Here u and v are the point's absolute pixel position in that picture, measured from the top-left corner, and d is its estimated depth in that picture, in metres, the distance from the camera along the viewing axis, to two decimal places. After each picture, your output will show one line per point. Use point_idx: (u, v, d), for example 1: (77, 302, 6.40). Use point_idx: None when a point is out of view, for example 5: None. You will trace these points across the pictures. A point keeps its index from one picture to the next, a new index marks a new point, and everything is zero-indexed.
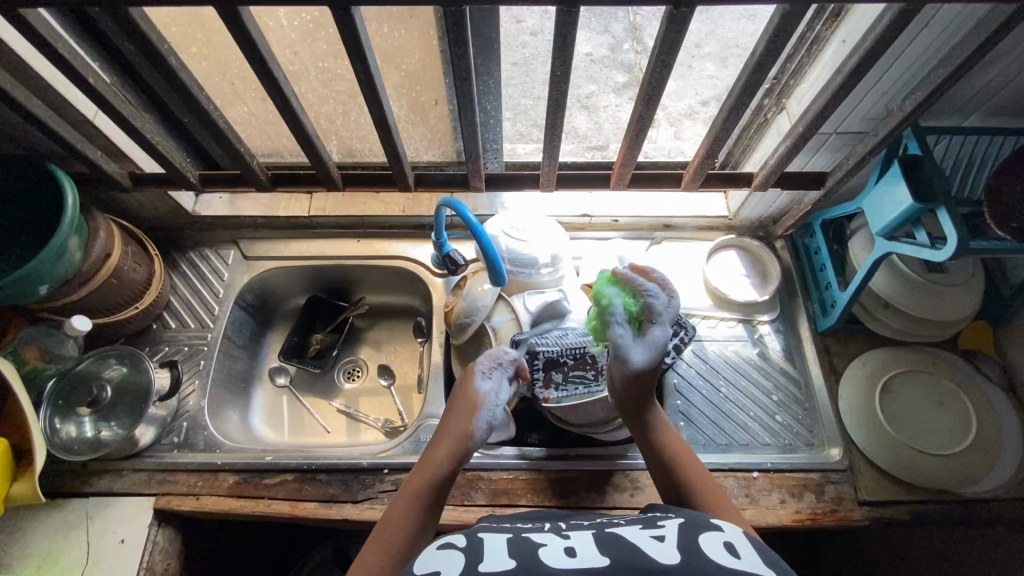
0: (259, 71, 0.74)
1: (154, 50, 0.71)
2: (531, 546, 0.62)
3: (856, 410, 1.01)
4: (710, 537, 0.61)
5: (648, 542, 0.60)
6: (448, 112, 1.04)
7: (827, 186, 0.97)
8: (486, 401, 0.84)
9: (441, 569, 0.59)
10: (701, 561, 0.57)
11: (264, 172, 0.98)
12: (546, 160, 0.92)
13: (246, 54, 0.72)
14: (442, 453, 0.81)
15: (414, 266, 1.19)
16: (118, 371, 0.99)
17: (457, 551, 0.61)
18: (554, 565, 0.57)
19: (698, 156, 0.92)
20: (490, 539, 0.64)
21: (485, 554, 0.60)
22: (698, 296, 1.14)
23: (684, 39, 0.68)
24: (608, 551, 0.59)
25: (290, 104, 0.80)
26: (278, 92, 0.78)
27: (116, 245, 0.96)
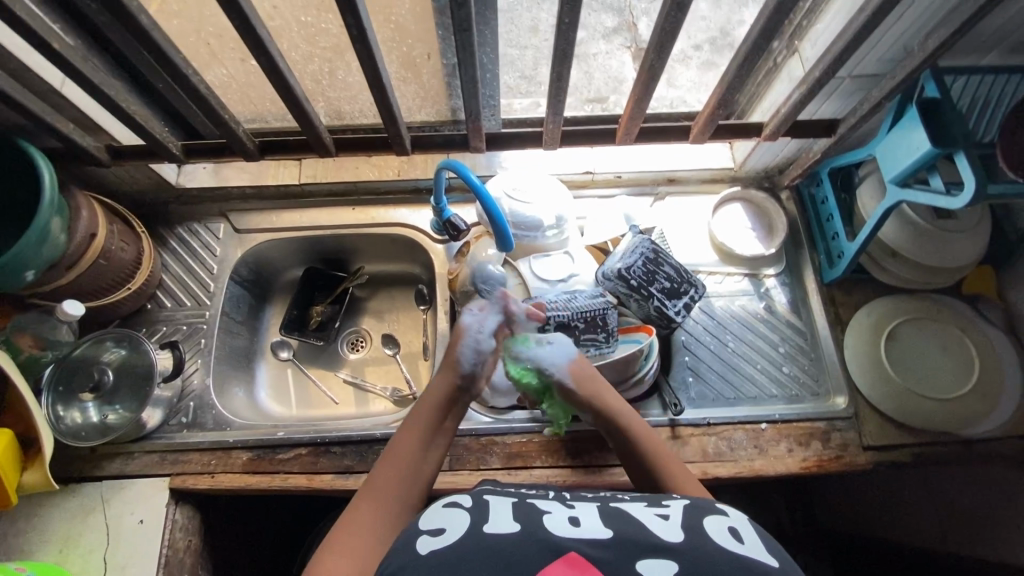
0: (241, 27, 0.69)
1: (123, 8, 0.65)
2: (537, 512, 0.63)
3: (861, 357, 1.02)
4: (714, 521, 0.61)
5: (654, 520, 0.61)
6: (442, 67, 0.98)
7: (838, 134, 0.94)
8: (467, 332, 0.86)
9: (446, 527, 0.61)
10: (703, 543, 0.57)
11: (251, 139, 0.92)
12: (550, 116, 0.88)
13: (225, 8, 0.66)
14: (439, 392, 0.81)
15: (413, 232, 1.15)
16: (117, 354, 0.97)
17: (462, 511, 0.64)
18: (557, 533, 0.59)
19: (709, 106, 0.87)
20: (497, 504, 0.66)
21: (491, 517, 0.62)
22: (703, 251, 1.13)
23: None
24: (611, 524, 0.60)
25: (275, 64, 0.75)
26: (262, 50, 0.72)
27: (100, 224, 0.92)
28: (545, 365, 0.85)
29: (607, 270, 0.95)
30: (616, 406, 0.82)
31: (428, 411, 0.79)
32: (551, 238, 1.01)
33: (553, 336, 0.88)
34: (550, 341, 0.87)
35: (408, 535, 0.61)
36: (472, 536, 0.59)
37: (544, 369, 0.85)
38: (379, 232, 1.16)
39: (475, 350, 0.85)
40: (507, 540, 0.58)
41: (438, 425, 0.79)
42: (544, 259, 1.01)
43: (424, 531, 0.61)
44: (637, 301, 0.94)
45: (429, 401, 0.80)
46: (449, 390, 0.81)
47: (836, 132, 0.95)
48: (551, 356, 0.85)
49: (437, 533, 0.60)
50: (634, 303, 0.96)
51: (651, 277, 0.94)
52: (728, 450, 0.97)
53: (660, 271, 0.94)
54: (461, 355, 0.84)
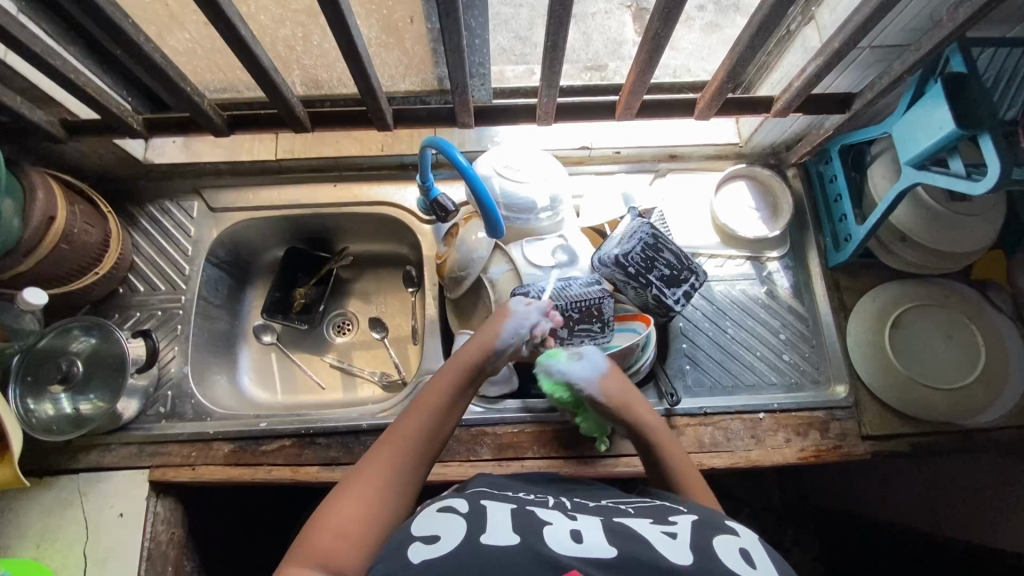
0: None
1: None
2: (536, 521, 0.61)
3: (864, 346, 0.99)
4: (725, 541, 0.60)
5: (660, 539, 0.60)
6: (426, 33, 0.90)
7: (853, 109, 0.88)
8: (513, 313, 0.80)
9: (441, 534, 0.58)
10: (714, 566, 0.56)
11: (217, 113, 0.85)
12: (544, 90, 0.81)
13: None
14: (457, 374, 0.75)
15: (399, 212, 1.09)
16: (87, 343, 0.93)
17: (459, 517, 0.61)
18: (557, 547, 0.57)
19: (716, 79, 0.80)
20: (493, 510, 0.63)
21: (488, 526, 0.59)
22: (704, 233, 1.08)
23: None
24: (616, 541, 0.59)
25: (236, 31, 0.68)
26: (220, 16, 0.65)
27: (60, 205, 0.85)
28: (575, 381, 0.81)
29: (604, 256, 0.90)
30: (647, 420, 0.80)
31: (450, 379, 0.74)
32: (545, 221, 0.94)
33: (582, 352, 0.83)
34: (582, 356, 0.82)
35: (398, 540, 0.59)
36: (468, 546, 0.56)
37: (574, 385, 0.81)
38: (363, 211, 1.10)
39: (515, 336, 0.78)
40: (504, 552, 0.55)
41: (458, 396, 0.74)
42: (538, 244, 0.94)
43: (418, 537, 0.58)
44: (636, 289, 0.89)
45: (450, 369, 0.75)
46: (474, 362, 0.76)
47: (851, 108, 0.89)
48: (581, 373, 0.81)
49: (431, 541, 0.57)
50: (632, 291, 0.91)
51: (651, 264, 0.89)
52: (725, 440, 0.94)
53: (660, 258, 0.89)
54: (502, 332, 0.78)
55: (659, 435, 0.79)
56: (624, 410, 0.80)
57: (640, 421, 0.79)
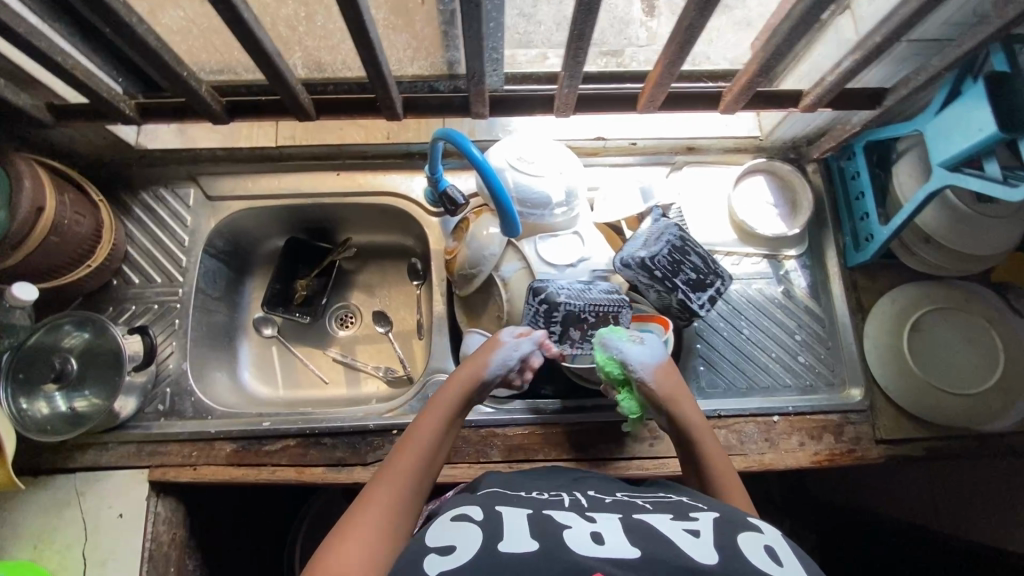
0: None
1: None
2: (555, 524, 0.60)
3: (881, 349, 0.97)
4: (748, 538, 0.59)
5: (682, 537, 0.58)
6: (438, 14, 0.84)
7: (884, 105, 0.84)
8: (502, 347, 0.80)
9: (457, 545, 0.57)
10: (740, 564, 0.55)
11: (216, 99, 0.80)
12: (565, 80, 0.76)
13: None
14: (448, 403, 0.75)
15: (406, 203, 1.05)
16: (80, 338, 0.89)
17: (475, 525, 0.60)
18: (578, 551, 0.55)
19: (746, 72, 0.76)
20: (510, 514, 0.62)
21: (506, 532, 0.58)
22: (721, 229, 1.05)
23: None
24: (638, 542, 0.57)
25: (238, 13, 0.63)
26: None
27: (49, 195, 0.80)
28: (631, 363, 0.79)
29: (628, 257, 0.85)
30: (688, 415, 0.79)
31: (445, 407, 0.75)
32: (560, 217, 0.90)
33: (643, 339, 0.82)
34: (643, 342, 0.81)
35: (414, 552, 0.57)
36: (487, 555, 0.55)
37: (629, 366, 0.79)
38: (369, 201, 1.05)
39: (503, 367, 0.79)
40: (524, 561, 0.53)
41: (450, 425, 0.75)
42: (551, 241, 0.90)
43: (432, 549, 0.57)
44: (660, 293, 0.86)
45: (442, 401, 0.76)
46: (464, 393, 0.77)
47: (882, 104, 0.85)
48: (640, 359, 0.79)
49: (447, 552, 0.56)
50: (654, 294, 0.88)
51: (677, 267, 0.85)
52: (739, 443, 0.93)
53: (686, 260, 0.86)
54: (491, 362, 0.79)
55: (699, 432, 0.78)
56: (670, 402, 0.79)
57: (683, 416, 0.79)
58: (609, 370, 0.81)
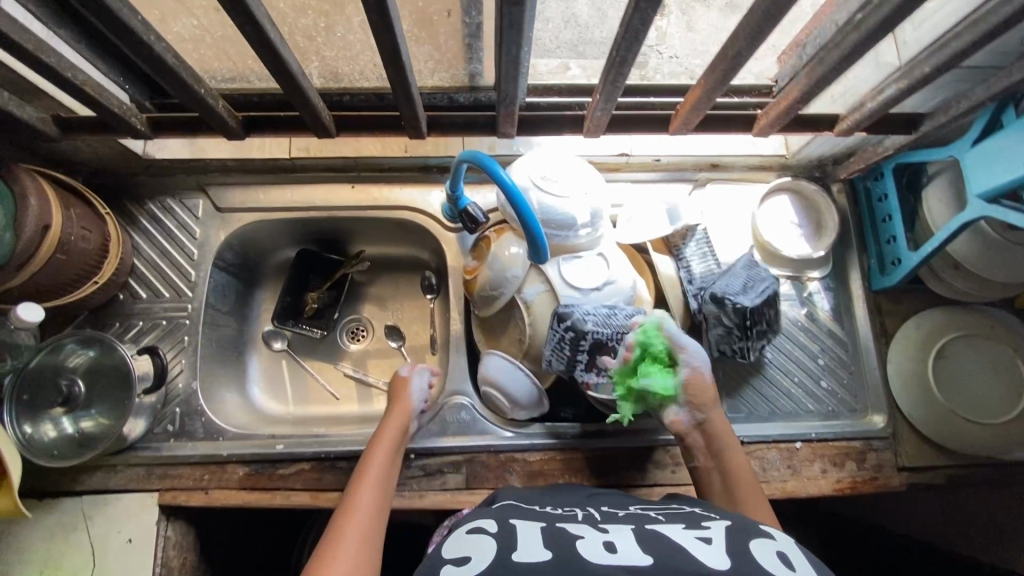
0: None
1: None
2: (568, 536, 0.59)
3: (905, 376, 0.96)
4: (760, 545, 0.57)
5: (693, 543, 0.57)
6: (463, 27, 0.80)
7: (919, 131, 0.82)
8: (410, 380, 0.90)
9: (471, 555, 0.56)
10: (752, 567, 0.53)
11: (233, 115, 0.76)
12: (600, 102, 0.73)
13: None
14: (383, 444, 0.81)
15: (422, 217, 1.02)
16: (85, 356, 0.86)
17: (489, 537, 0.59)
18: (591, 559, 0.54)
19: (785, 99, 0.73)
20: (524, 528, 0.61)
21: (518, 543, 0.57)
22: (744, 249, 1.03)
23: None
24: (650, 550, 0.55)
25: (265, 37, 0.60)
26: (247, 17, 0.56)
27: (54, 212, 0.77)
28: (683, 349, 0.81)
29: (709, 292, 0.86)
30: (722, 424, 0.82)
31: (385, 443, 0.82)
32: (584, 238, 0.88)
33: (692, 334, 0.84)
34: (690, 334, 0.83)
35: (430, 563, 0.57)
36: (498, 562, 0.54)
37: (680, 348, 0.80)
38: (384, 215, 1.02)
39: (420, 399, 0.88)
40: (536, 569, 0.52)
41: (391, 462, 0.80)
42: (575, 262, 0.88)
43: (449, 560, 0.56)
44: (734, 335, 0.86)
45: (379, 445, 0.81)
46: (397, 431, 0.83)
47: (919, 130, 0.83)
48: (697, 352, 0.81)
49: (462, 562, 0.55)
50: (718, 334, 0.87)
51: (759, 318, 0.86)
52: (761, 470, 0.91)
53: (767, 313, 0.87)
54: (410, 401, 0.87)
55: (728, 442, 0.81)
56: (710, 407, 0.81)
57: (718, 423, 0.81)
58: (653, 345, 0.80)
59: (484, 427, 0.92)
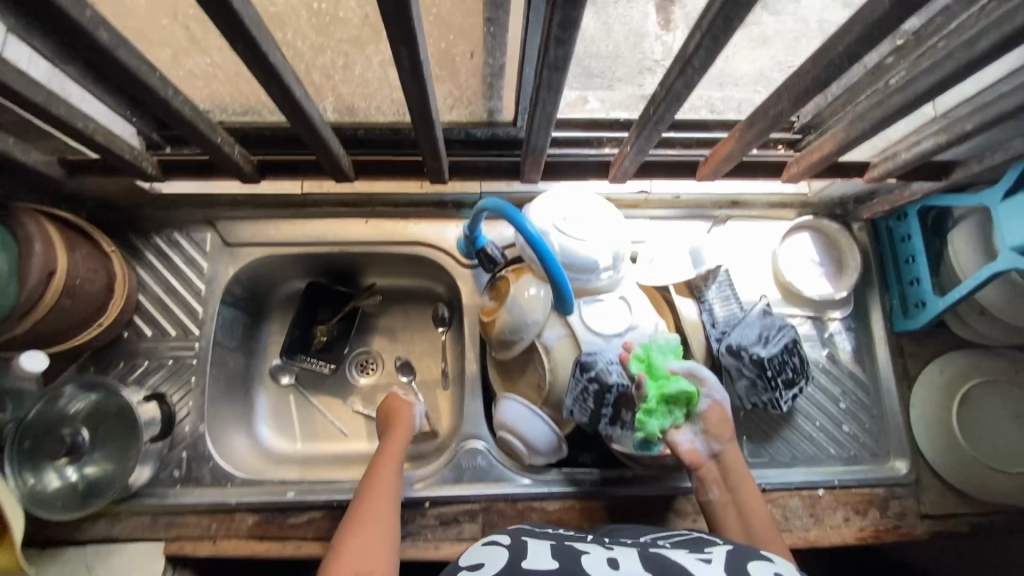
0: (247, 56, 0.50)
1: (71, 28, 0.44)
2: (575, 553, 0.58)
3: (929, 422, 0.95)
4: (761, 566, 0.56)
5: (695, 563, 0.56)
6: (486, 67, 0.77)
7: (949, 179, 0.80)
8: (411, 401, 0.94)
9: (486, 562, 0.56)
10: None
11: (246, 158, 0.74)
12: (631, 151, 0.71)
13: (225, 33, 0.47)
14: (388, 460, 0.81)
15: (437, 253, 0.99)
16: (86, 401, 0.83)
17: (502, 548, 0.59)
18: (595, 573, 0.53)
19: (820, 149, 0.71)
20: (534, 543, 0.60)
21: (529, 553, 0.57)
22: (765, 288, 1.00)
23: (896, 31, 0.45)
24: (653, 567, 0.55)
25: (291, 95, 0.57)
26: (272, 78, 0.54)
27: (60, 256, 0.74)
28: (705, 374, 0.79)
29: (730, 344, 0.86)
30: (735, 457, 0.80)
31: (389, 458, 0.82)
32: (606, 281, 0.85)
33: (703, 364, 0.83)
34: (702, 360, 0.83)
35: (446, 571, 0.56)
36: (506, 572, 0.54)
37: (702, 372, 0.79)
38: (397, 250, 0.99)
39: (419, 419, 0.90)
40: None
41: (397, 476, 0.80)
42: (596, 306, 0.86)
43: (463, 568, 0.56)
44: (760, 387, 0.86)
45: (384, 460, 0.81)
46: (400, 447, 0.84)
47: (949, 178, 0.81)
48: (718, 385, 0.80)
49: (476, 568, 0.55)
50: (746, 387, 0.87)
51: (784, 367, 0.85)
52: (783, 518, 0.89)
53: (792, 360, 0.86)
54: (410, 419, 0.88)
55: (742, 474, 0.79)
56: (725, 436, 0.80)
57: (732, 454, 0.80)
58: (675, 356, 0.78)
59: (501, 474, 0.89)
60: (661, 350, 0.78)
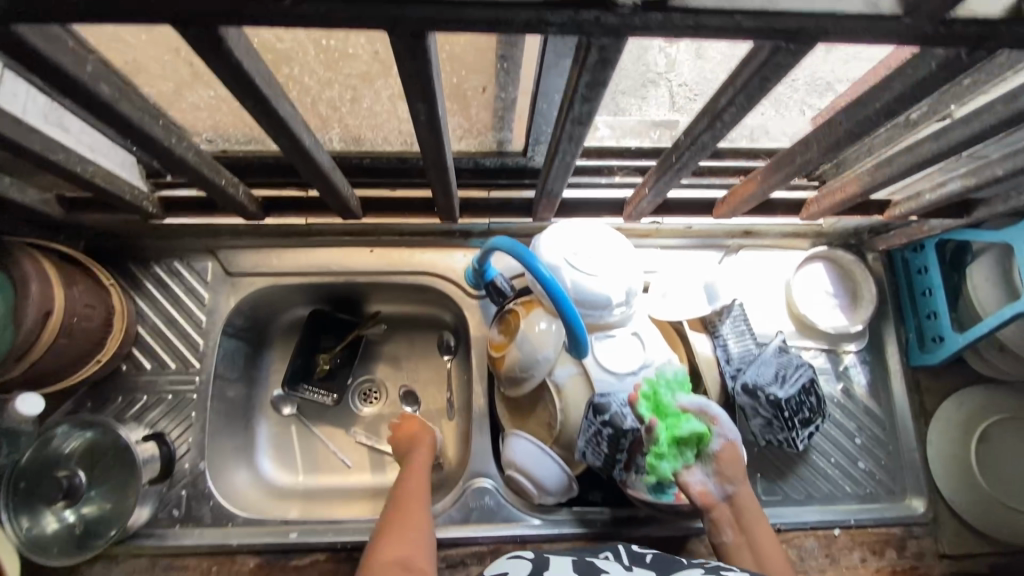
0: (255, 110, 0.48)
1: (72, 84, 0.42)
2: (596, 570, 0.58)
3: (947, 459, 0.93)
4: None
5: None
6: (498, 101, 0.75)
7: (972, 217, 0.78)
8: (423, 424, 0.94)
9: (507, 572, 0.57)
10: None
11: (241, 191, 0.71)
12: (653, 186, 0.69)
13: (234, 91, 0.45)
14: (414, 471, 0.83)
15: (444, 284, 0.97)
16: (81, 439, 0.81)
17: (527, 560, 0.60)
18: None
19: (844, 190, 0.69)
20: (559, 558, 0.60)
21: (551, 567, 0.58)
22: (779, 320, 0.98)
23: (936, 89, 0.43)
24: None
25: (300, 143, 0.55)
26: (281, 130, 0.52)
27: (58, 295, 0.72)
28: (713, 412, 0.74)
29: (746, 384, 0.83)
30: (747, 495, 0.74)
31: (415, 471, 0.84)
32: (619, 316, 0.83)
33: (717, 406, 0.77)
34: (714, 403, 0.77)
35: None
36: None
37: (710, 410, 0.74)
38: (403, 280, 0.97)
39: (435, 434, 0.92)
40: None
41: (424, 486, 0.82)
42: (608, 343, 0.83)
43: None
44: (776, 427, 0.84)
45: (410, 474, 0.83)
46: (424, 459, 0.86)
47: (971, 215, 0.79)
48: (731, 424, 0.75)
49: None
50: (762, 425, 0.85)
51: (801, 407, 0.84)
52: (799, 559, 0.87)
53: (808, 400, 0.84)
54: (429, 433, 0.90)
55: (756, 514, 0.74)
56: (736, 473, 0.74)
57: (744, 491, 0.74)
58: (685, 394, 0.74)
59: (510, 514, 0.87)
60: (667, 387, 0.74)
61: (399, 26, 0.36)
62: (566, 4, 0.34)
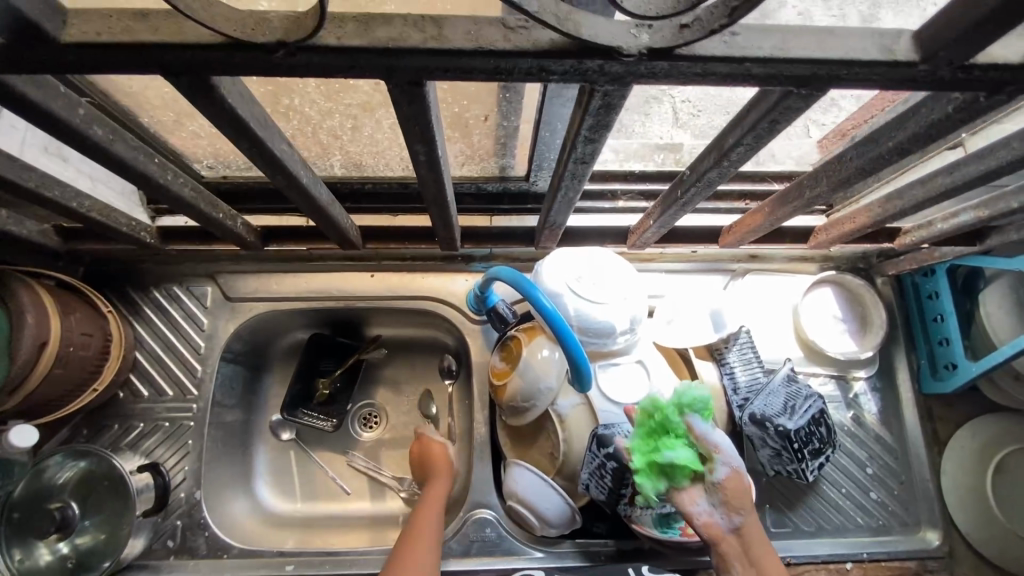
0: (252, 150, 0.47)
1: (65, 128, 0.42)
2: None
3: (962, 488, 0.90)
4: None
5: None
6: (500, 129, 0.75)
7: (985, 244, 0.76)
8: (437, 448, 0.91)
9: None
10: None
11: (235, 219, 0.70)
12: (658, 218, 0.68)
13: (229, 134, 0.44)
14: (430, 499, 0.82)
15: (445, 308, 0.96)
16: (75, 469, 0.79)
17: None
18: None
19: (852, 221, 0.68)
20: None
21: None
22: (787, 345, 0.96)
23: (946, 130, 0.42)
24: None
25: (297, 179, 0.54)
26: (278, 169, 0.51)
27: (54, 324, 0.71)
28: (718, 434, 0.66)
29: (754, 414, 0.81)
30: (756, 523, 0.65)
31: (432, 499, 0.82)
32: (623, 344, 0.81)
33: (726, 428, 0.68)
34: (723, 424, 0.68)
35: None
36: None
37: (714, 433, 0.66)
38: (403, 305, 0.95)
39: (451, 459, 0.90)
40: None
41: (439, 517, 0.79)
42: (612, 371, 0.82)
43: None
44: (785, 457, 0.81)
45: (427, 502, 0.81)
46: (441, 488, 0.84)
47: (982, 242, 0.77)
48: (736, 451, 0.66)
49: None
50: (771, 456, 0.83)
51: (811, 437, 0.81)
52: None
53: (818, 431, 0.82)
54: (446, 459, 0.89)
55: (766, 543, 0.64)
56: (742, 499, 0.65)
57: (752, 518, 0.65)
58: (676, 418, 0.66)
59: (511, 546, 0.85)
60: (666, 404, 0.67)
61: (395, 74, 0.35)
62: (567, 53, 0.33)
